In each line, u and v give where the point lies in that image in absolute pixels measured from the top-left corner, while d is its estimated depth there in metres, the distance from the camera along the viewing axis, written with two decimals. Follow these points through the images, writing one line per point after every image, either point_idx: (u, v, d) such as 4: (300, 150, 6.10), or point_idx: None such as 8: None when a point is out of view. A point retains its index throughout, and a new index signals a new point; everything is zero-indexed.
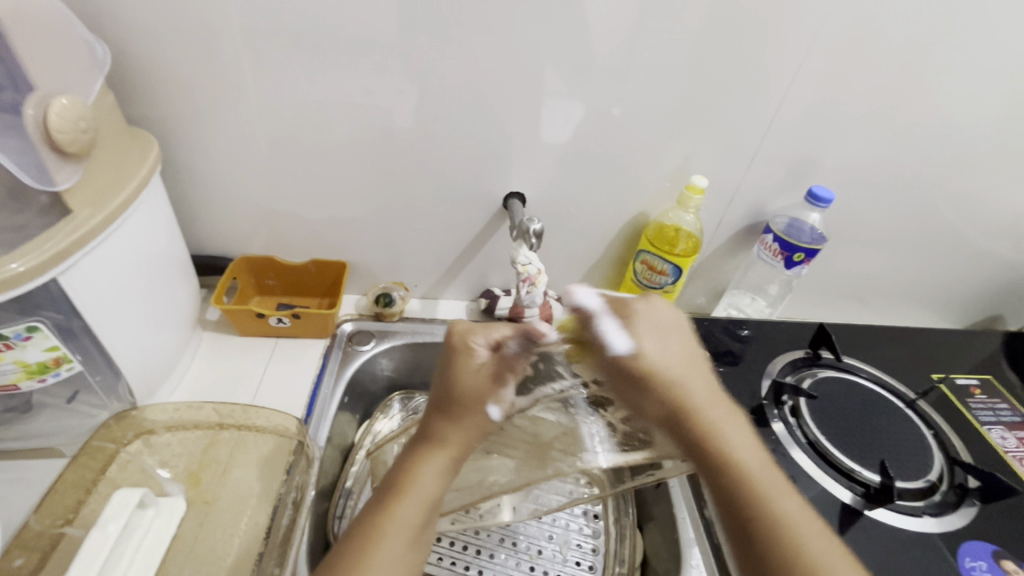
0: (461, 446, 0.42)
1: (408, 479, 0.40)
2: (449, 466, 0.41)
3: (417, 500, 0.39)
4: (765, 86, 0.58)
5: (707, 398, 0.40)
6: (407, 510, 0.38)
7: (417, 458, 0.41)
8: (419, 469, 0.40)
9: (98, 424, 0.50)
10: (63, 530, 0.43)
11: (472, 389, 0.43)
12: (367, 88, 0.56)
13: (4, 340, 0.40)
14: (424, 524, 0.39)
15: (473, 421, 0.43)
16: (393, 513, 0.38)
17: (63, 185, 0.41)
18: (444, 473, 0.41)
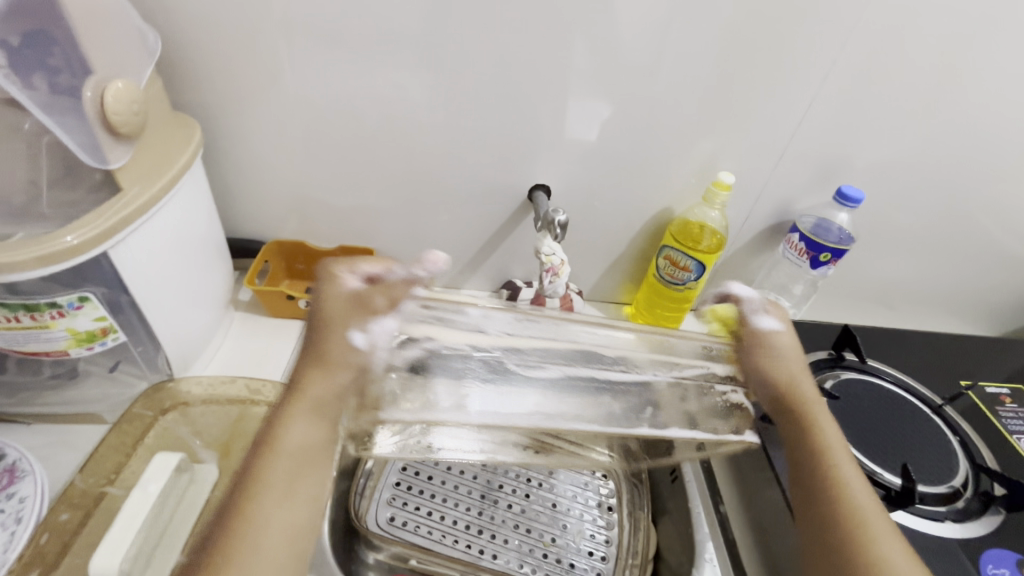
0: (309, 405, 0.40)
1: (274, 437, 0.38)
2: (315, 416, 0.40)
3: (286, 457, 0.38)
4: (796, 83, 0.57)
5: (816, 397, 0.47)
6: (278, 469, 0.37)
7: (286, 414, 0.39)
8: (286, 426, 0.39)
9: (137, 394, 0.53)
10: (105, 490, 0.46)
11: (330, 315, 0.42)
12: (400, 80, 0.58)
13: (58, 308, 0.43)
14: (304, 485, 0.38)
15: (322, 387, 0.40)
16: (261, 474, 0.37)
17: (116, 164, 0.43)
18: (316, 428, 0.40)
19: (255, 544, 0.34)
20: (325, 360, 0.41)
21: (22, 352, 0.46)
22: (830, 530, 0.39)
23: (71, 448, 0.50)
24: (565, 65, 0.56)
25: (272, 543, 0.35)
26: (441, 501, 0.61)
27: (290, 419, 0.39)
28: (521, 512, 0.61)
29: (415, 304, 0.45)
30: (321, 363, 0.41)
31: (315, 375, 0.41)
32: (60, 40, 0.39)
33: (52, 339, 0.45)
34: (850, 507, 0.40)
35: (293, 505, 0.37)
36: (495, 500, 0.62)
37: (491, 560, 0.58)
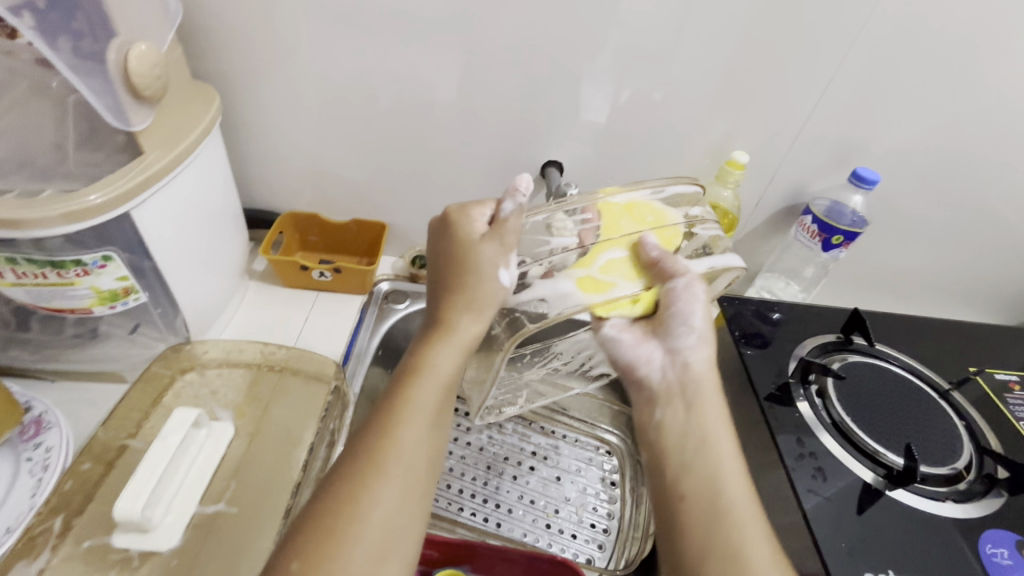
0: (466, 338, 0.41)
1: (420, 363, 0.40)
2: (462, 353, 0.41)
3: (432, 384, 0.40)
4: (815, 63, 0.56)
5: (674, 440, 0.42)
6: (417, 400, 0.39)
7: (428, 348, 0.41)
8: (432, 356, 0.40)
9: (156, 355, 0.55)
10: (126, 442, 0.47)
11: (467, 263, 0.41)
12: (415, 49, 0.57)
13: (83, 266, 0.43)
14: (441, 406, 0.40)
15: (462, 336, 0.41)
16: (408, 399, 0.39)
17: (139, 126, 0.44)
18: (460, 359, 0.41)
19: (390, 467, 0.36)
20: (470, 300, 0.41)
21: (47, 309, 0.47)
22: (715, 515, 0.38)
23: (93, 405, 0.52)
24: (581, 42, 0.56)
25: (400, 463, 0.36)
26: (448, 470, 0.63)
27: (444, 350, 0.41)
28: (526, 483, 0.63)
29: (514, 207, 0.42)
30: (452, 346, 0.41)
31: (454, 312, 0.41)
32: (83, 3, 0.40)
33: (76, 297, 0.46)
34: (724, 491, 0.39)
35: (422, 430, 0.38)
36: (501, 471, 0.64)
37: (496, 528, 0.59)
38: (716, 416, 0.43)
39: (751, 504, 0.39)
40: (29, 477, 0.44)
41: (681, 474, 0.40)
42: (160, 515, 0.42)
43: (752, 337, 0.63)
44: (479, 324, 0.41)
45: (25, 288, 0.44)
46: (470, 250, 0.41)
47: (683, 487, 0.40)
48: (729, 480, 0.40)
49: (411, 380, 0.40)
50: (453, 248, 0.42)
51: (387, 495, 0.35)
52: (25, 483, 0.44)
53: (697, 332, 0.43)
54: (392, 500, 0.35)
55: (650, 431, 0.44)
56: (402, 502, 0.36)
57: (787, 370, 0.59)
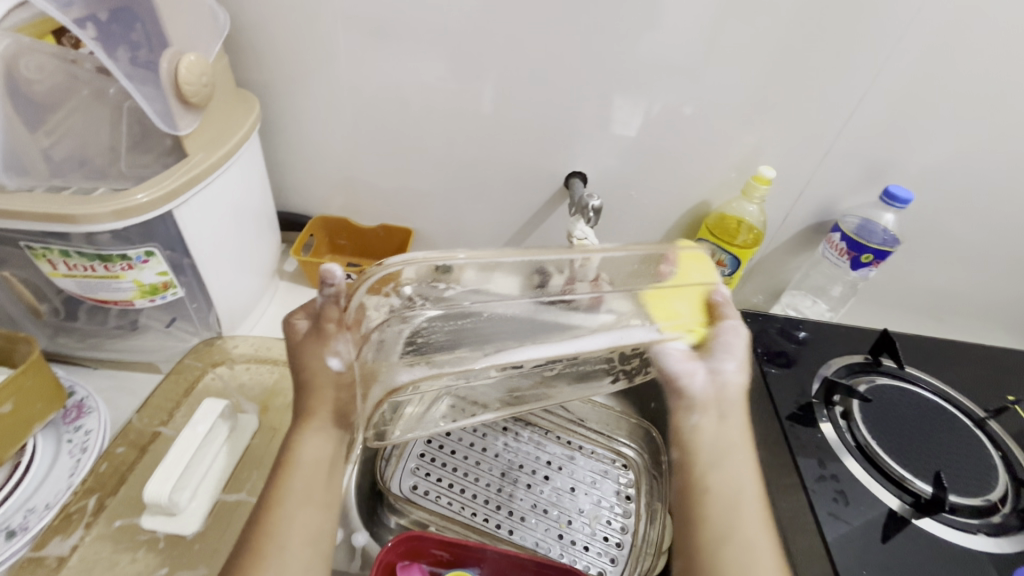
0: (327, 421, 0.43)
1: (289, 455, 0.41)
2: (323, 430, 0.42)
3: (303, 470, 0.41)
4: (845, 80, 0.56)
5: (713, 435, 0.44)
6: (290, 485, 0.40)
7: (295, 434, 0.42)
8: (300, 442, 0.42)
9: (190, 348, 0.57)
10: (159, 429, 0.49)
11: (317, 370, 0.42)
12: (445, 60, 0.59)
13: (128, 260, 0.46)
14: (324, 487, 0.41)
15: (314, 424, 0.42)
16: (281, 491, 0.40)
17: (185, 131, 0.47)
18: (329, 440, 0.42)
19: (283, 544, 0.37)
20: (319, 393, 0.42)
21: (93, 299, 0.50)
22: (730, 511, 0.40)
23: (129, 393, 0.55)
24: (608, 56, 0.57)
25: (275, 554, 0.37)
26: (463, 475, 0.64)
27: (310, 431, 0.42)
28: (539, 492, 0.63)
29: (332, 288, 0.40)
30: (318, 431, 0.42)
31: (313, 401, 0.42)
32: (142, 17, 0.43)
33: (120, 289, 0.49)
34: (733, 496, 0.41)
35: (313, 511, 0.40)
36: (515, 478, 0.64)
37: (507, 535, 0.59)
38: (742, 424, 0.45)
39: (757, 505, 0.41)
40: (68, 457, 0.46)
41: (709, 471, 0.42)
42: (186, 500, 0.44)
43: (776, 355, 0.62)
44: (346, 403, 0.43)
45: (75, 279, 0.47)
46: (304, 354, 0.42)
47: (709, 483, 0.42)
48: (742, 481, 0.42)
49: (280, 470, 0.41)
50: (297, 358, 0.43)
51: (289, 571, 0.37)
52: (63, 463, 0.46)
53: (737, 358, 0.46)
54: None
55: (683, 437, 0.44)
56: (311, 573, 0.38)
57: (810, 390, 0.58)
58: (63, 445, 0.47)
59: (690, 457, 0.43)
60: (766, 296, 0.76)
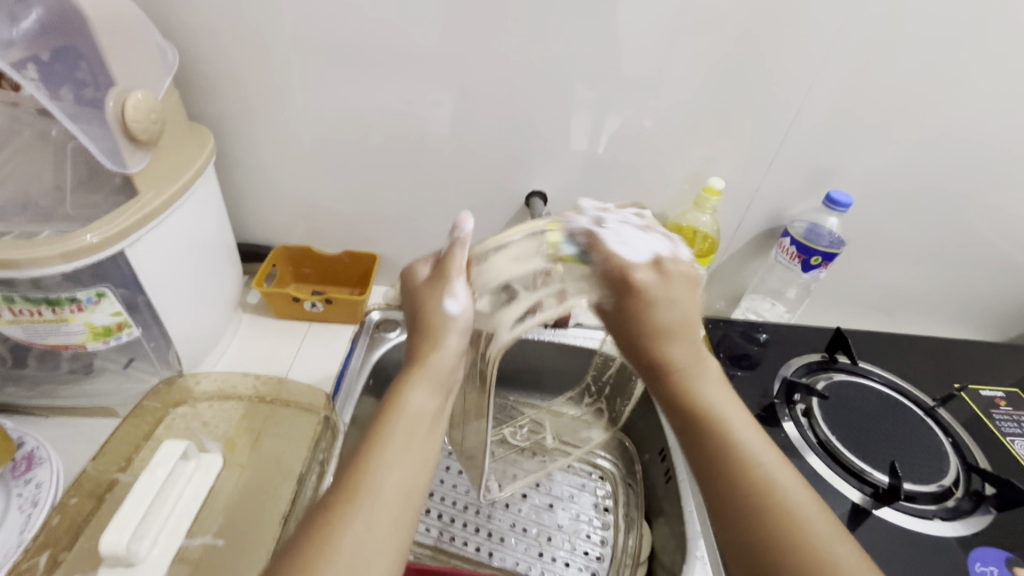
0: (432, 378, 0.39)
1: (396, 398, 0.38)
2: (455, 360, 0.41)
3: (407, 419, 0.37)
4: (780, 94, 0.59)
5: (739, 421, 0.41)
6: (416, 395, 0.38)
7: (403, 382, 0.39)
8: (407, 392, 0.38)
9: (149, 388, 0.56)
10: (116, 476, 0.47)
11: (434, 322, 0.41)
12: (400, 85, 0.60)
13: (77, 302, 0.45)
14: (422, 444, 0.37)
15: (439, 365, 0.40)
16: (372, 453, 0.35)
17: (135, 169, 0.46)
18: (436, 393, 0.39)
19: (375, 492, 0.33)
20: (433, 339, 0.40)
21: (41, 344, 0.48)
22: (755, 515, 0.36)
23: (84, 439, 0.52)
24: (558, 78, 0.59)
25: (389, 508, 0.33)
26: (440, 499, 0.63)
27: (419, 382, 0.39)
28: (518, 510, 0.63)
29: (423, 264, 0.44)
30: (429, 379, 0.39)
31: (432, 350, 0.40)
32: (85, 56, 0.43)
33: (70, 333, 0.47)
34: (749, 460, 0.38)
35: (413, 467, 0.36)
36: (493, 499, 0.64)
37: (487, 557, 0.59)
38: (727, 401, 0.42)
39: (775, 456, 0.39)
40: (18, 513, 0.45)
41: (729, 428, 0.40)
42: (146, 549, 0.42)
43: (741, 359, 0.64)
44: (455, 362, 0.41)
45: (21, 325, 0.46)
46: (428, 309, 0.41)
47: (774, 502, 0.36)
48: (748, 443, 0.39)
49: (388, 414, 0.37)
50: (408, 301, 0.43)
51: (378, 522, 0.32)
52: (13, 519, 0.44)
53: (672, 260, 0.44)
54: (403, 478, 0.35)
55: (676, 397, 0.42)
56: (397, 535, 0.33)
57: (772, 391, 0.60)
58: (13, 500, 0.45)
59: (739, 463, 0.38)
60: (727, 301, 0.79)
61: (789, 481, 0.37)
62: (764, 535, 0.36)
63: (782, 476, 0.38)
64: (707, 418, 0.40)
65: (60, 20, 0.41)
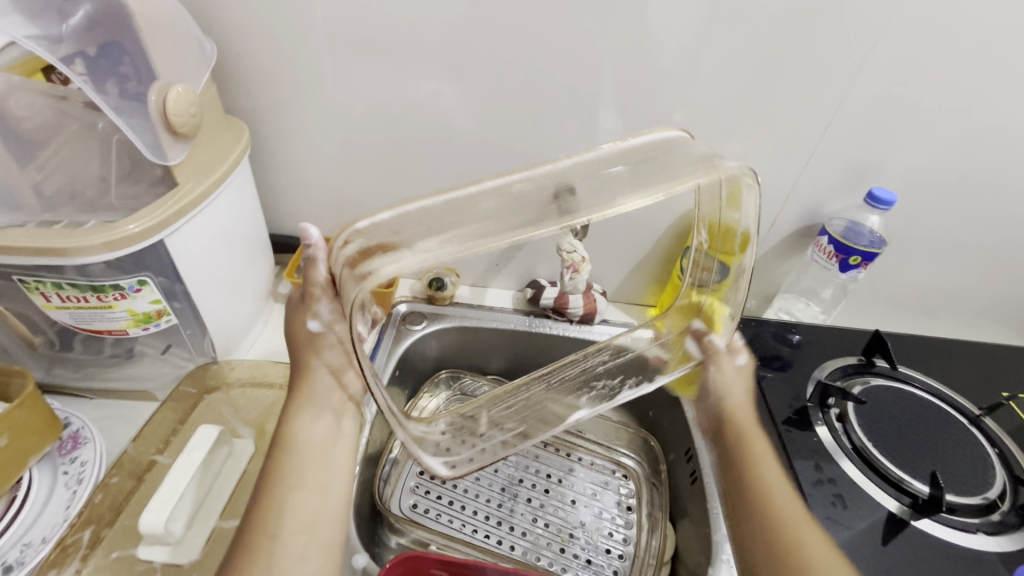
0: (312, 402, 0.47)
1: (288, 434, 0.45)
2: (321, 410, 0.47)
3: (299, 451, 0.44)
4: (820, 87, 0.57)
5: (763, 454, 0.50)
6: (302, 421, 0.46)
7: (294, 413, 0.46)
8: (298, 422, 0.45)
9: (185, 374, 0.58)
10: (154, 458, 0.49)
11: (321, 361, 0.48)
12: (432, 78, 0.60)
13: (120, 290, 0.47)
14: (316, 469, 0.44)
15: (319, 390, 0.47)
16: (281, 469, 0.43)
17: (175, 161, 0.47)
18: (321, 416, 0.47)
19: (276, 531, 0.40)
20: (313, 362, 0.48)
21: (86, 329, 0.50)
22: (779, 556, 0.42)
23: (125, 422, 0.55)
24: (589, 71, 0.58)
25: (300, 535, 0.40)
26: (463, 492, 0.64)
27: (304, 414, 0.46)
28: (540, 506, 0.63)
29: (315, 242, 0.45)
30: (311, 405, 0.47)
31: (308, 378, 0.47)
32: (130, 50, 0.44)
33: (114, 319, 0.49)
34: (774, 501, 0.46)
35: (314, 491, 0.43)
36: (515, 493, 0.64)
37: (509, 551, 0.59)
38: (763, 451, 0.50)
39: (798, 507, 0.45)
40: (63, 490, 0.46)
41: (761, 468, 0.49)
42: (181, 530, 0.44)
43: (773, 360, 0.62)
44: (328, 381, 0.48)
45: (68, 311, 0.48)
46: (314, 359, 0.48)
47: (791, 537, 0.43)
48: (767, 478, 0.48)
49: (282, 451, 0.44)
50: (299, 342, 0.49)
51: (291, 546, 0.39)
52: (59, 496, 0.46)
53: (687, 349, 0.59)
54: (313, 503, 0.42)
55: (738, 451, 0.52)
56: (309, 550, 0.40)
57: (804, 394, 0.58)
58: (59, 479, 0.47)
59: (765, 500, 0.46)
60: (759, 300, 0.77)
61: (805, 527, 0.44)
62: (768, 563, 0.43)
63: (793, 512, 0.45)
64: (747, 461, 0.50)
65: (106, 16, 0.42)
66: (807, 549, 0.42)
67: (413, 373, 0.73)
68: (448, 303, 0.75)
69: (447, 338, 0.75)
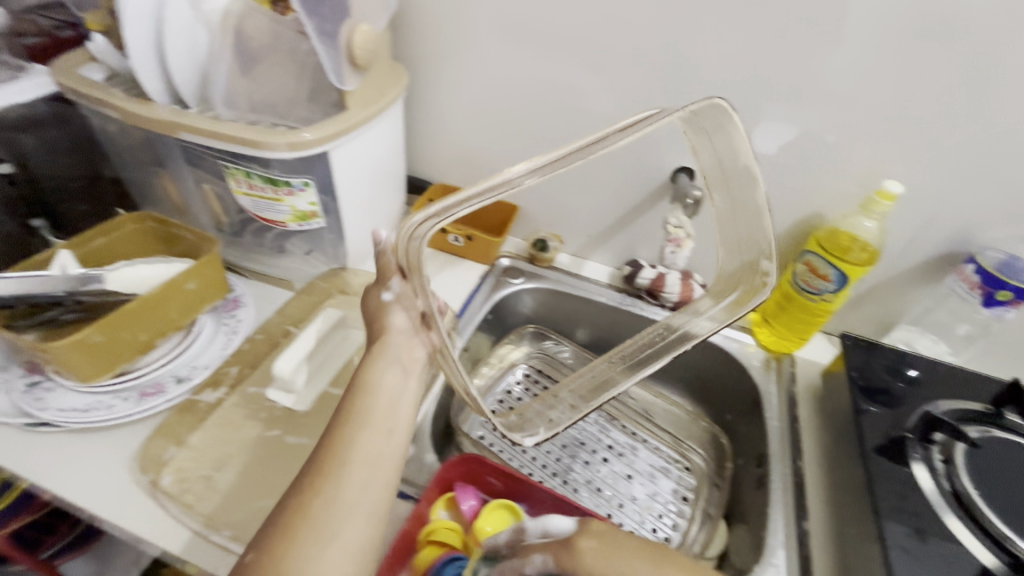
0: (386, 354, 0.44)
1: (362, 381, 0.42)
2: (396, 363, 0.43)
3: (373, 396, 0.42)
4: (1001, 96, 0.51)
5: (748, 496, 0.54)
6: (380, 372, 0.43)
7: (365, 367, 0.43)
8: (371, 371, 0.43)
9: (320, 274, 0.68)
10: (290, 329, 0.60)
11: (389, 320, 0.45)
12: (575, 45, 0.63)
13: (290, 187, 0.57)
14: (384, 419, 0.41)
15: (390, 348, 0.44)
16: (349, 415, 0.40)
17: (349, 87, 0.56)
18: (396, 370, 0.43)
19: (343, 463, 0.38)
20: (382, 325, 0.45)
21: (260, 218, 0.61)
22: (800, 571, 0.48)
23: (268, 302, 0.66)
24: (731, 53, 0.57)
25: (366, 468, 0.38)
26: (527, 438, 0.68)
27: (384, 362, 0.43)
28: (597, 471, 0.66)
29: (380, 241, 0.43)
30: (384, 360, 0.43)
31: (383, 334, 0.45)
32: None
33: (279, 211, 0.59)
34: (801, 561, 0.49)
35: (380, 438, 0.40)
36: (575, 453, 0.67)
37: None
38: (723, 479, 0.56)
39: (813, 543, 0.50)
40: (223, 336, 0.58)
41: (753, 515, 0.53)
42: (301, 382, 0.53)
43: (878, 393, 0.57)
44: (408, 337, 0.45)
45: (250, 197, 0.59)
46: (388, 308, 0.45)
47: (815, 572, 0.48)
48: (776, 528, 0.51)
49: (359, 394, 0.42)
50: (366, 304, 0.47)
51: (350, 483, 0.37)
52: (219, 340, 0.57)
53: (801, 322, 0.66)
54: (376, 448, 0.40)
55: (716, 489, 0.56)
56: (377, 485, 0.38)
57: (906, 426, 0.54)
58: (221, 326, 0.59)
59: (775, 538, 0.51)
60: (876, 327, 0.70)
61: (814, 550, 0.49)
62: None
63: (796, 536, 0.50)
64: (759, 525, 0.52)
65: None
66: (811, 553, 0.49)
67: (505, 323, 0.79)
68: (547, 267, 0.79)
69: (541, 297, 0.78)
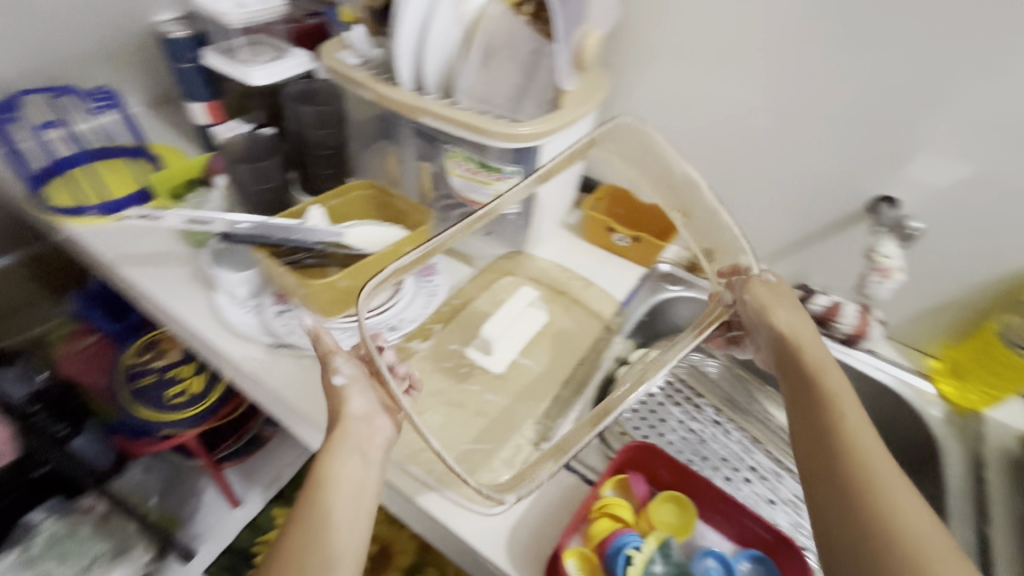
0: (347, 442, 0.41)
1: (319, 474, 0.39)
2: (362, 455, 0.41)
3: (335, 491, 0.39)
4: None
5: (856, 419, 0.42)
6: (338, 460, 0.40)
7: (322, 458, 0.40)
8: (335, 465, 0.40)
9: (498, 255, 0.74)
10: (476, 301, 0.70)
11: (344, 390, 0.43)
12: (795, 63, 0.62)
13: (502, 172, 0.63)
14: (349, 513, 0.39)
15: (344, 433, 0.41)
16: (307, 511, 0.38)
17: (568, 87, 0.60)
18: (359, 460, 0.41)
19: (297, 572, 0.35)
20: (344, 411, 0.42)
21: (463, 198, 0.68)
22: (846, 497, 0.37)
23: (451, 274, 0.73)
24: (975, 84, 0.54)
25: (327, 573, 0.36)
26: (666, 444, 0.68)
27: (356, 389, 0.43)
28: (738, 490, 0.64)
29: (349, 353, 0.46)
30: (340, 452, 0.40)
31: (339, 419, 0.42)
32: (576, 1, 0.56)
33: (485, 194, 0.66)
34: (884, 511, 0.35)
35: (345, 537, 0.37)
36: (715, 467, 0.66)
37: None
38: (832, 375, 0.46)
39: (899, 491, 0.37)
40: (422, 297, 0.66)
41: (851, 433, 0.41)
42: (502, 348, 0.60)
43: None
44: (369, 422, 0.43)
45: (461, 178, 0.65)
46: (344, 393, 0.43)
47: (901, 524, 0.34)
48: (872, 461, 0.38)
49: (316, 488, 0.39)
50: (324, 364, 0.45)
51: None
52: (420, 300, 0.66)
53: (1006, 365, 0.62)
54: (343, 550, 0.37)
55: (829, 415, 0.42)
56: None
57: None
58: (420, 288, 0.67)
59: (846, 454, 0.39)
60: None
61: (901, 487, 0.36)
62: (861, 523, 0.35)
63: (897, 486, 0.37)
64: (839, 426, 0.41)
65: None
66: (891, 496, 0.36)
67: (655, 329, 0.76)
68: None
69: (695, 309, 0.75)
